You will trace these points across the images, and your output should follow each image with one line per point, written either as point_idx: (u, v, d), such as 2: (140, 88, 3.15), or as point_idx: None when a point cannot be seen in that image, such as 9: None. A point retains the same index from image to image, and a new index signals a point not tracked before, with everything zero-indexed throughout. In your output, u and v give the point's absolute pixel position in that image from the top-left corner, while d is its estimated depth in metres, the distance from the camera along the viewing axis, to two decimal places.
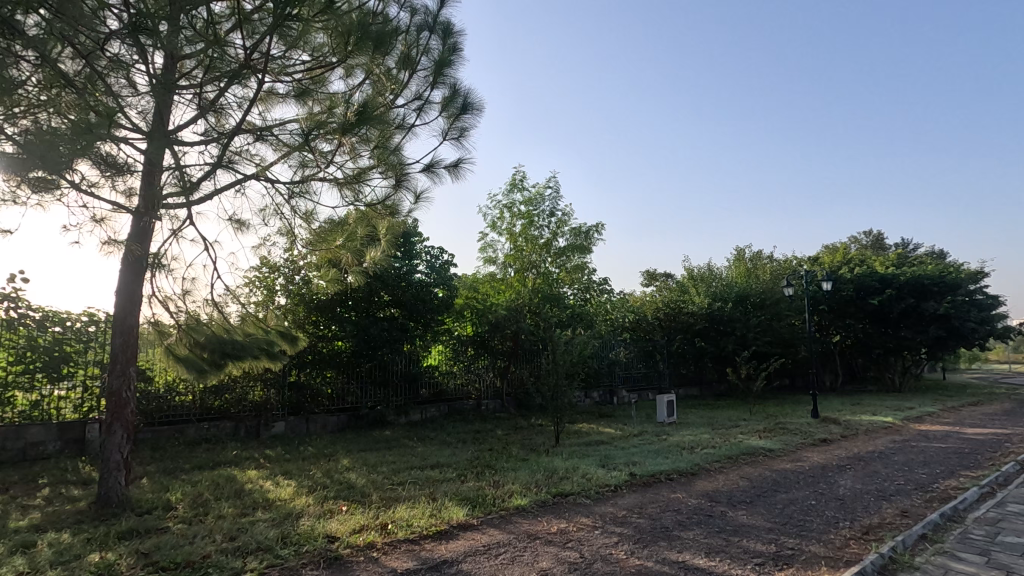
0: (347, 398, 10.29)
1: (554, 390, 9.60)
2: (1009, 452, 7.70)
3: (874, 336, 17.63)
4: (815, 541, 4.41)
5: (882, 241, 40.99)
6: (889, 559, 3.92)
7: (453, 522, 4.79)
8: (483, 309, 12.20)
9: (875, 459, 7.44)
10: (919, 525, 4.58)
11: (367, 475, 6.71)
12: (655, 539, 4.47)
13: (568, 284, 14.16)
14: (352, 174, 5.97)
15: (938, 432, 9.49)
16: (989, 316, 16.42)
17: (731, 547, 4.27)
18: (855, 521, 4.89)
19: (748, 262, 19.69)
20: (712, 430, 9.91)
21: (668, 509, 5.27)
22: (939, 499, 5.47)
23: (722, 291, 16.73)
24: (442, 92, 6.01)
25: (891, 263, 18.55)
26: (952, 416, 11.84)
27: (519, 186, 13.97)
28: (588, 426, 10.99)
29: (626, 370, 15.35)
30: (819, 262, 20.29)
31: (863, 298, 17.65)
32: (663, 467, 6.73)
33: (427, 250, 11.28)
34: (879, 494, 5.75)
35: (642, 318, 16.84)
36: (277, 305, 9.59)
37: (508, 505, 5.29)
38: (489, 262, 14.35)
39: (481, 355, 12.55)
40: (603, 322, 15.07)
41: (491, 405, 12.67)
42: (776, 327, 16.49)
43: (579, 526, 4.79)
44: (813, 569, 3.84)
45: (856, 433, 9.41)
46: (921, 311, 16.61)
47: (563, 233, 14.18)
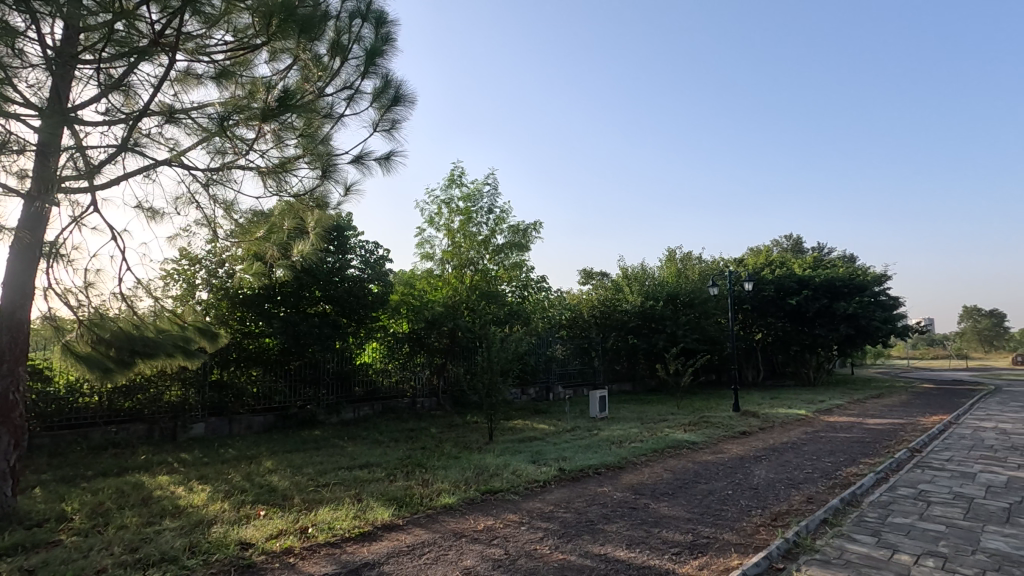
0: (274, 397, 9.84)
1: (488, 387, 9.56)
2: (903, 440, 8.42)
3: (792, 334, 18.77)
4: (728, 528, 4.63)
5: (801, 244, 43.86)
6: (793, 543, 4.17)
7: (378, 523, 4.69)
8: (419, 306, 12.09)
9: (787, 450, 7.91)
10: (821, 510, 4.90)
11: (291, 477, 6.45)
12: (579, 533, 4.54)
13: (506, 281, 14.21)
14: (277, 162, 5.72)
15: (845, 423, 10.25)
16: (892, 315, 17.85)
17: (650, 538, 4.41)
18: (766, 509, 5.18)
19: (679, 262, 20.50)
20: (641, 424, 10.22)
21: (594, 503, 5.38)
22: (841, 485, 5.90)
23: (654, 290, 17.34)
24: (373, 82, 5.85)
25: (808, 265, 19.86)
26: (857, 408, 12.83)
27: (458, 181, 13.83)
28: (523, 422, 11.08)
29: (562, 367, 15.55)
30: (745, 262, 21.44)
31: (782, 298, 18.80)
32: (591, 463, 6.87)
33: (361, 244, 10.99)
34: (789, 482, 6.12)
35: (578, 317, 17.40)
36: (198, 300, 9.05)
37: (435, 503, 5.23)
38: (427, 259, 14.14)
39: (417, 353, 12.35)
40: (541, 319, 15.24)
41: (427, 403, 12.52)
42: (704, 325, 17.30)
43: (505, 522, 4.79)
44: (724, 555, 4.02)
45: (772, 426, 9.97)
46: (833, 311, 17.85)
47: (501, 230, 14.15)
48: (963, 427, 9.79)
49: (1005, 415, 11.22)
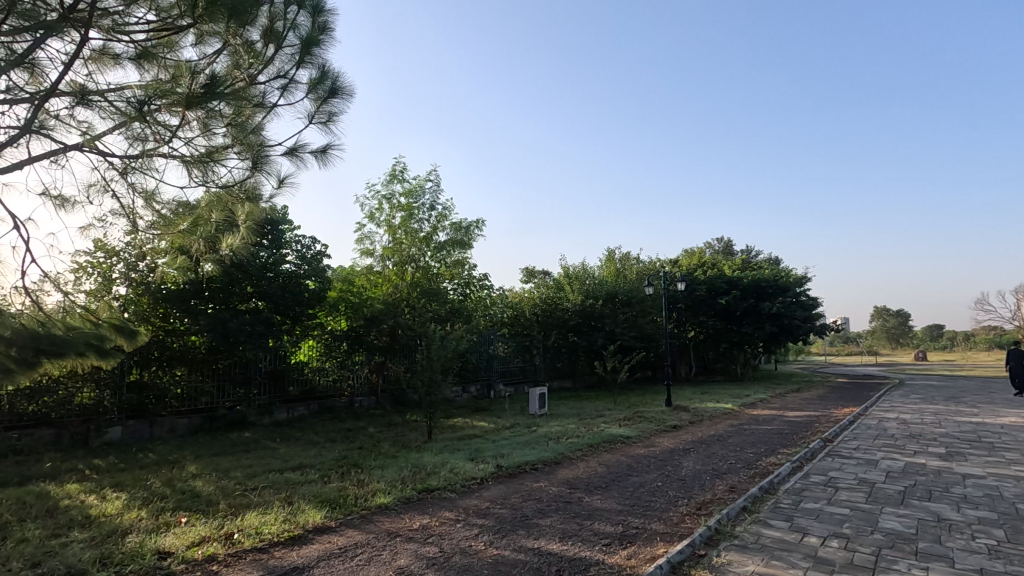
0: (200, 398, 9.36)
1: (428, 385, 9.48)
2: (817, 431, 9.06)
3: (722, 333, 19.74)
4: (656, 518, 4.83)
5: (731, 246, 46.09)
6: (715, 530, 4.40)
7: (309, 526, 4.56)
8: (358, 304, 11.92)
9: (714, 442, 8.33)
10: (741, 498, 5.20)
11: (217, 481, 6.17)
12: (514, 528, 4.61)
13: (448, 279, 14.15)
14: (204, 151, 5.46)
15: (767, 416, 10.91)
16: (812, 314, 19.12)
17: (583, 531, 4.53)
18: (691, 498, 5.45)
19: (618, 262, 21.11)
20: (579, 420, 10.47)
21: (530, 498, 5.48)
22: (761, 474, 6.29)
23: (594, 289, 17.78)
24: (309, 72, 5.68)
25: (737, 267, 20.95)
26: (778, 402, 13.67)
27: (400, 176, 13.62)
28: (463, 420, 11.08)
29: (504, 364, 15.65)
30: (679, 263, 22.35)
31: (713, 298, 19.76)
32: (529, 459, 6.98)
33: (297, 239, 10.63)
34: (714, 473, 6.45)
35: (520, 314, 17.58)
36: (115, 296, 8.48)
37: (370, 503, 5.15)
38: (367, 255, 13.87)
39: (356, 351, 12.09)
40: (483, 317, 15.29)
41: (365, 402, 12.28)
42: (641, 323, 17.90)
43: (441, 520, 4.79)
44: (652, 544, 4.20)
45: (701, 419, 10.46)
46: (759, 311, 18.91)
47: (443, 227, 14.07)
48: (870, 418, 10.65)
49: (906, 407, 12.29)
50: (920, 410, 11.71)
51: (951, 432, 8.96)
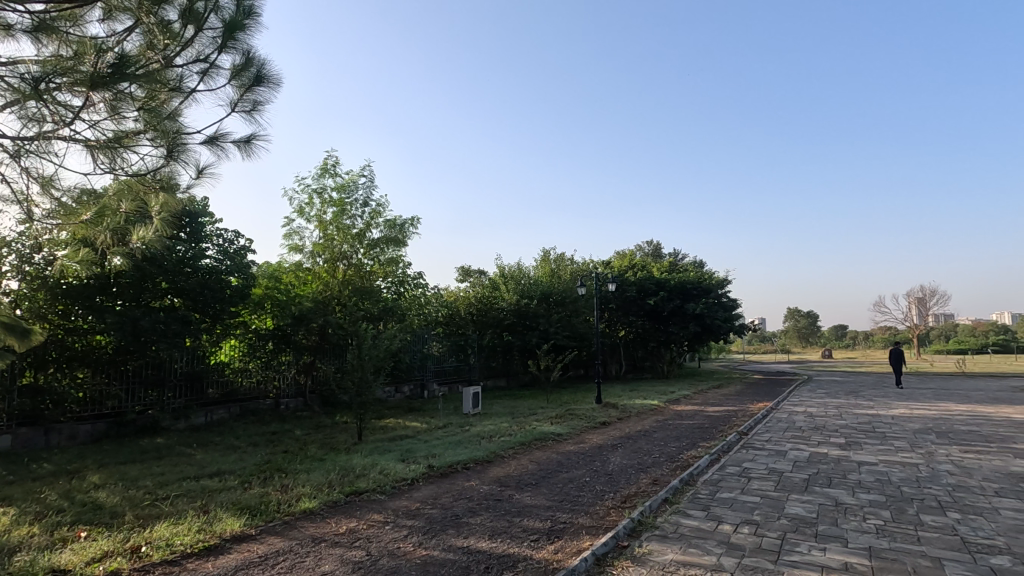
0: (105, 402, 8.66)
1: (359, 386, 9.23)
2: (734, 425, 9.61)
3: (650, 332, 20.54)
4: (583, 513, 4.97)
5: (659, 250, 47.87)
6: (638, 522, 4.59)
7: (227, 536, 4.34)
8: (285, 302, 11.45)
9: (640, 437, 8.66)
10: (663, 491, 5.45)
11: (123, 491, 5.73)
12: (444, 528, 4.60)
13: (381, 277, 13.86)
14: (112, 136, 5.09)
15: (690, 412, 11.48)
16: (732, 315, 20.28)
17: (512, 528, 4.59)
18: (617, 492, 5.64)
19: (553, 263, 21.47)
20: (512, 418, 10.58)
21: (461, 497, 5.48)
22: (681, 467, 6.61)
23: (529, 289, 17.98)
24: (232, 59, 5.39)
25: (665, 269, 21.86)
26: (700, 398, 14.40)
27: (332, 170, 13.19)
28: (395, 420, 10.91)
29: (438, 364, 15.52)
30: (611, 265, 23.03)
31: (642, 299, 20.50)
32: (461, 458, 6.98)
33: (219, 233, 10.08)
34: (639, 467, 6.72)
35: (455, 314, 17.52)
36: (5, 291, 7.70)
37: (293, 509, 4.97)
38: (296, 251, 13.34)
39: (282, 351, 11.60)
40: (417, 316, 15.09)
41: (292, 404, 11.79)
42: (573, 323, 18.30)
43: (368, 523, 4.70)
44: (578, 538, 4.32)
45: (629, 416, 10.83)
46: (684, 311, 19.85)
47: (377, 224, 13.78)
48: (781, 412, 11.45)
49: (813, 401, 13.30)
50: (823, 404, 12.71)
51: (850, 423, 9.79)
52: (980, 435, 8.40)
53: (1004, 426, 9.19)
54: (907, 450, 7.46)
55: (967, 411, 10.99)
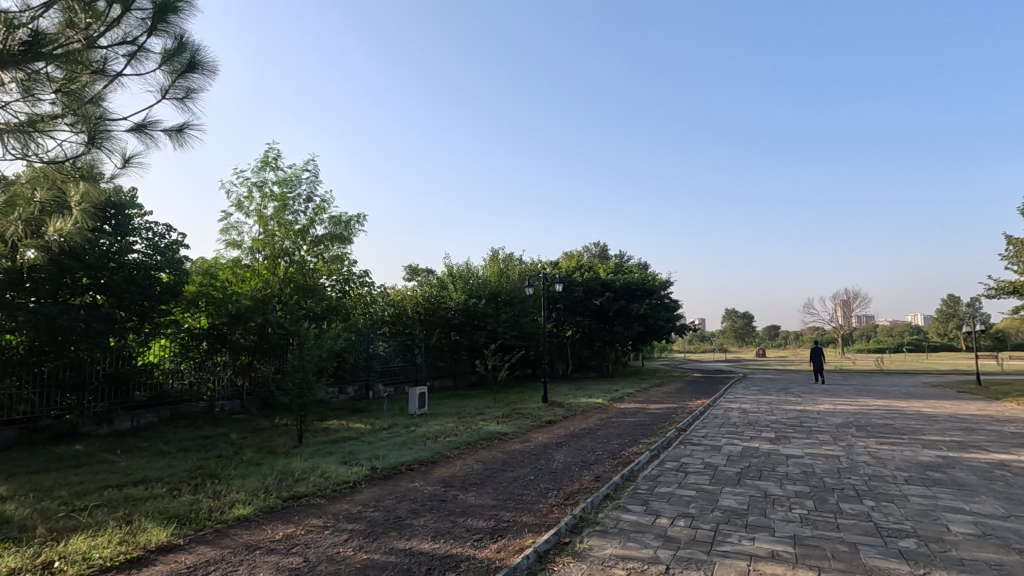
0: (16, 407, 7.97)
1: (300, 387, 8.93)
2: (673, 422, 9.95)
3: (596, 331, 20.97)
4: (526, 511, 5.02)
5: (605, 252, 48.87)
6: (579, 519, 4.68)
7: (151, 547, 4.10)
8: (221, 300, 10.93)
9: (584, 435, 8.82)
10: (605, 487, 5.58)
11: (35, 503, 5.31)
12: (386, 531, 4.53)
13: (325, 275, 13.49)
14: (26, 119, 4.70)
15: (633, 410, 11.79)
16: (674, 315, 20.97)
17: (455, 528, 4.57)
18: (560, 490, 5.72)
19: (501, 262, 21.53)
20: (458, 418, 10.54)
21: (404, 499, 5.41)
22: (623, 463, 6.79)
23: (477, 288, 17.95)
24: (163, 42, 5.10)
25: (611, 270, 22.36)
26: (643, 396, 14.82)
27: (273, 163, 12.71)
28: (338, 422, 10.63)
29: (383, 364, 15.25)
30: (559, 265, 23.35)
31: (589, 299, 20.88)
32: (405, 459, 6.89)
33: (148, 226, 9.50)
34: (582, 464, 6.85)
35: (401, 313, 17.27)
36: None
37: (226, 516, 4.75)
38: (233, 247, 12.78)
39: (217, 351, 11.09)
40: (362, 315, 14.77)
41: (228, 406, 11.27)
42: (521, 323, 18.42)
43: (307, 528, 4.56)
44: (521, 536, 4.35)
45: (574, 414, 11.01)
46: (629, 311, 20.37)
47: (321, 221, 13.39)
48: (718, 408, 11.94)
49: (747, 398, 13.96)
50: (757, 400, 13.37)
51: (780, 419, 10.34)
52: (894, 428, 9.07)
53: (915, 420, 9.96)
54: (830, 443, 7.96)
55: (884, 406, 11.84)
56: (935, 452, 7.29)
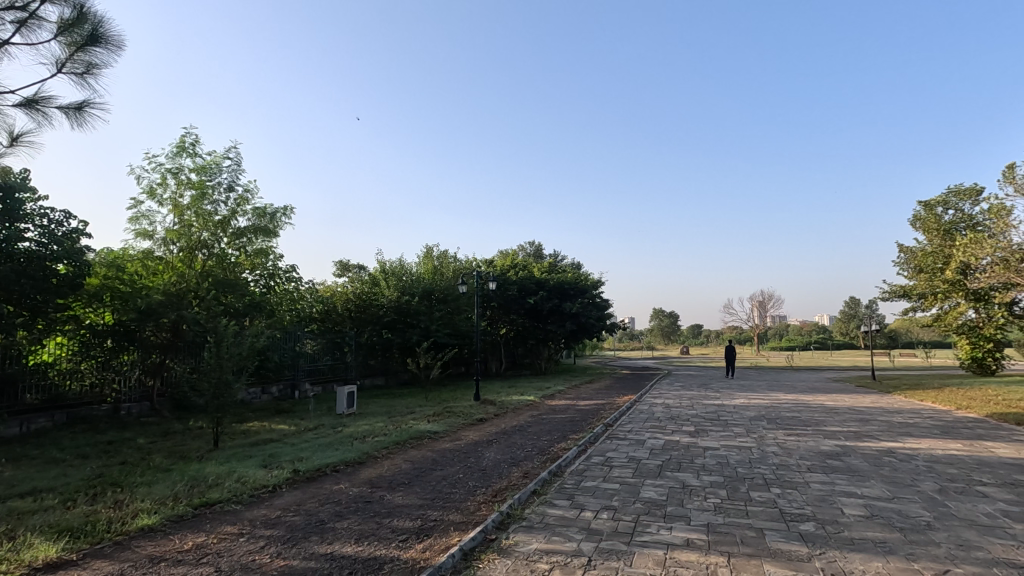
0: None
1: (216, 387, 8.41)
2: (601, 418, 10.25)
3: (529, 329, 21.24)
4: (453, 509, 5.00)
5: (540, 252, 49.48)
6: (506, 515, 4.71)
7: (37, 564, 3.73)
8: (129, 294, 10.08)
9: (515, 432, 8.89)
10: (532, 483, 5.65)
11: None
12: (307, 535, 4.36)
13: (248, 269, 12.83)
14: None
15: (563, 406, 12.03)
16: (605, 314, 21.57)
17: (380, 529, 4.48)
18: (489, 487, 5.75)
19: (436, 260, 21.32)
20: (388, 417, 10.34)
21: (328, 501, 5.24)
22: (550, 459, 6.91)
23: (410, 286, 17.67)
24: (59, 11, 4.68)
25: (545, 269, 22.71)
26: (574, 393, 15.17)
27: (190, 149, 11.92)
28: (260, 424, 10.14)
29: (311, 363, 14.71)
30: (494, 263, 23.44)
31: (522, 298, 21.10)
32: (330, 461, 6.67)
33: (42, 212, 8.65)
34: (511, 461, 6.91)
35: (331, 310, 16.74)
36: None
37: (127, 527, 4.41)
38: (144, 237, 11.88)
39: (124, 350, 10.28)
40: (288, 312, 14.14)
41: (135, 409, 10.46)
42: (455, 321, 18.33)
43: (220, 536, 4.32)
44: (447, 535, 4.32)
45: (506, 412, 11.09)
46: (561, 310, 20.74)
47: (244, 212, 12.72)
48: (644, 404, 12.41)
49: (670, 393, 14.62)
50: (679, 396, 14.04)
51: (699, 413, 10.89)
52: (800, 420, 9.80)
53: (818, 412, 10.80)
54: (744, 435, 8.47)
55: (791, 400, 12.75)
56: (835, 442, 7.93)
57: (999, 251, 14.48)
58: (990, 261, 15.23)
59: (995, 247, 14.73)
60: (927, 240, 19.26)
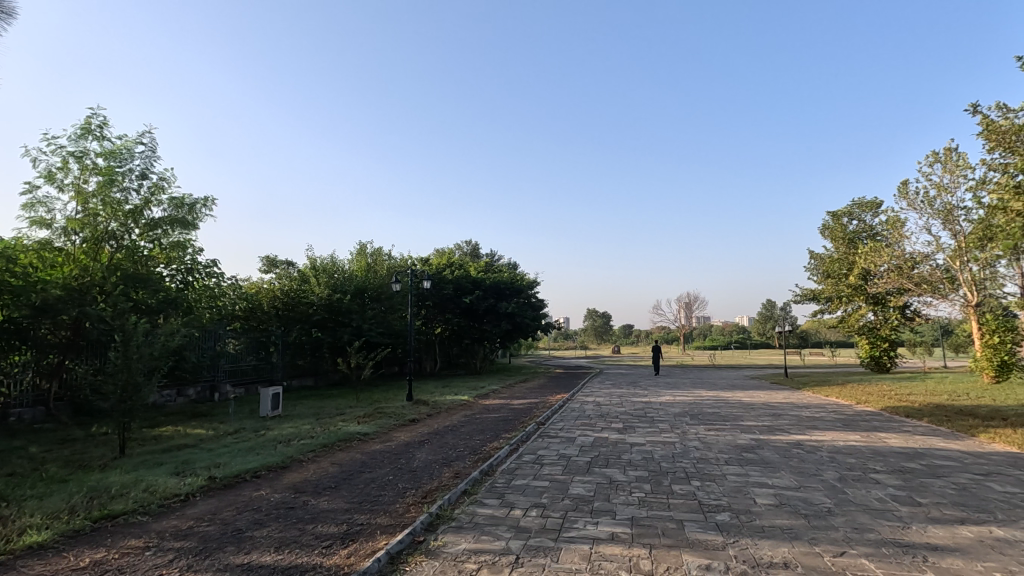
0: None
1: (123, 390, 7.78)
2: (534, 416, 10.37)
3: (465, 329, 21.17)
4: (381, 512, 4.89)
5: (476, 251, 49.17)
6: (435, 516, 4.66)
7: None
8: (21, 288, 9.10)
9: (447, 432, 8.84)
10: (463, 483, 5.62)
11: None
12: (222, 546, 4.12)
13: (162, 263, 12.01)
14: None
15: (497, 405, 12.08)
16: (539, 314, 21.86)
17: (303, 536, 4.31)
18: (419, 488, 5.68)
19: (369, 257, 20.80)
20: (316, 419, 9.98)
21: (246, 509, 4.98)
22: (482, 458, 6.91)
23: (342, 283, 17.15)
24: None
25: (482, 269, 22.72)
26: (507, 392, 15.28)
27: (96, 131, 10.98)
28: (173, 428, 9.50)
29: (232, 363, 13.96)
30: (430, 262, 23.17)
31: (458, 297, 21.00)
32: (251, 466, 6.35)
33: None
34: (442, 461, 6.85)
35: (256, 307, 15.96)
36: None
37: (12, 546, 3.99)
38: (41, 226, 10.82)
39: (15, 350, 9.31)
40: (207, 309, 13.34)
41: (27, 415, 9.50)
42: (389, 319, 17.92)
43: (123, 551, 4.00)
44: (374, 539, 4.22)
45: (439, 412, 10.99)
46: (497, 310, 20.86)
47: (159, 202, 11.88)
48: (575, 402, 12.68)
49: (601, 392, 15.02)
50: (609, 394, 14.43)
51: (628, 410, 11.27)
52: (720, 416, 10.36)
53: (736, 408, 11.45)
54: (668, 431, 8.84)
55: (712, 396, 13.46)
56: (750, 436, 8.43)
57: (895, 260, 16.29)
58: (886, 268, 16.89)
59: (891, 255, 16.51)
60: (834, 248, 20.93)
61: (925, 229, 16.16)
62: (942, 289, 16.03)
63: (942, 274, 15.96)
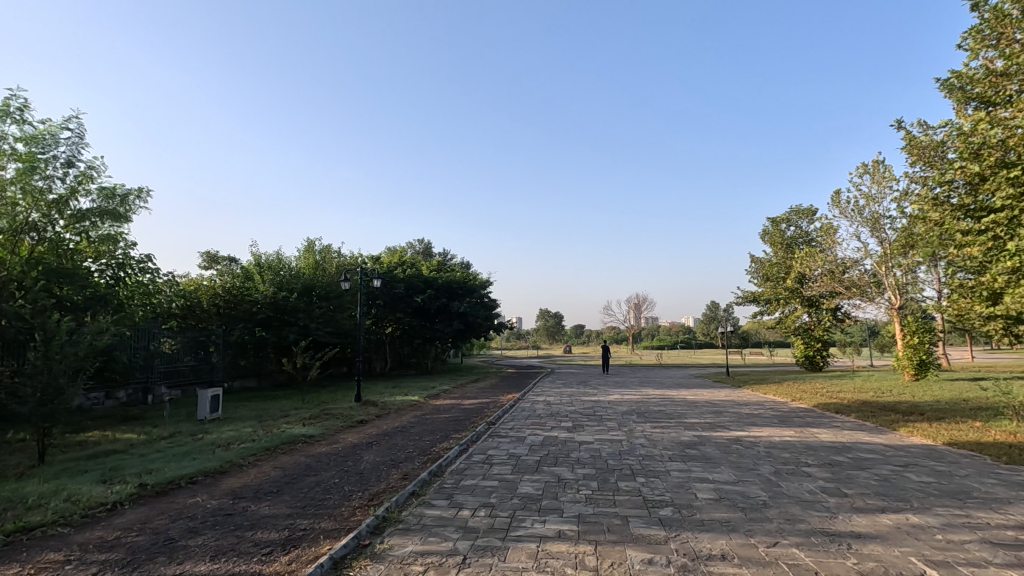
0: None
1: (44, 394, 7.25)
2: (485, 416, 10.36)
3: (416, 329, 20.92)
4: (325, 516, 4.76)
5: (429, 251, 48.62)
6: (382, 519, 4.58)
7: None
8: None
9: (396, 433, 8.70)
10: (411, 484, 5.55)
11: None
12: (151, 557, 3.91)
13: (90, 257, 11.28)
14: None
15: (447, 406, 12.00)
16: (492, 313, 21.86)
17: (241, 543, 4.15)
18: (366, 491, 5.57)
19: (318, 254, 20.23)
20: (258, 422, 9.62)
21: (180, 517, 4.74)
22: (431, 459, 6.85)
23: (288, 281, 16.62)
24: None
25: (434, 268, 22.51)
26: (459, 392, 15.21)
27: (15, 114, 10.19)
28: (100, 433, 8.93)
29: (168, 364, 13.25)
30: (381, 260, 22.74)
31: (409, 296, 20.72)
32: (186, 471, 6.06)
33: None
34: (391, 463, 6.75)
35: (194, 305, 15.27)
36: None
37: None
38: None
39: None
40: (140, 307, 12.64)
41: None
42: (338, 318, 17.44)
43: (40, 566, 3.72)
44: (317, 544, 4.11)
45: (388, 413, 10.82)
46: (449, 309, 20.75)
47: (87, 192, 11.15)
48: (526, 401, 12.75)
49: (552, 391, 15.19)
50: (559, 393, 14.60)
51: (577, 409, 11.44)
52: (665, 413, 10.68)
53: (681, 406, 11.82)
54: (616, 429, 9.04)
55: (659, 395, 13.84)
56: (693, 432, 8.73)
57: (828, 264, 17.24)
58: (820, 272, 17.94)
59: (824, 260, 17.46)
60: (773, 252, 21.93)
61: (855, 236, 17.23)
62: (869, 293, 17.15)
63: (869, 279, 17.09)
